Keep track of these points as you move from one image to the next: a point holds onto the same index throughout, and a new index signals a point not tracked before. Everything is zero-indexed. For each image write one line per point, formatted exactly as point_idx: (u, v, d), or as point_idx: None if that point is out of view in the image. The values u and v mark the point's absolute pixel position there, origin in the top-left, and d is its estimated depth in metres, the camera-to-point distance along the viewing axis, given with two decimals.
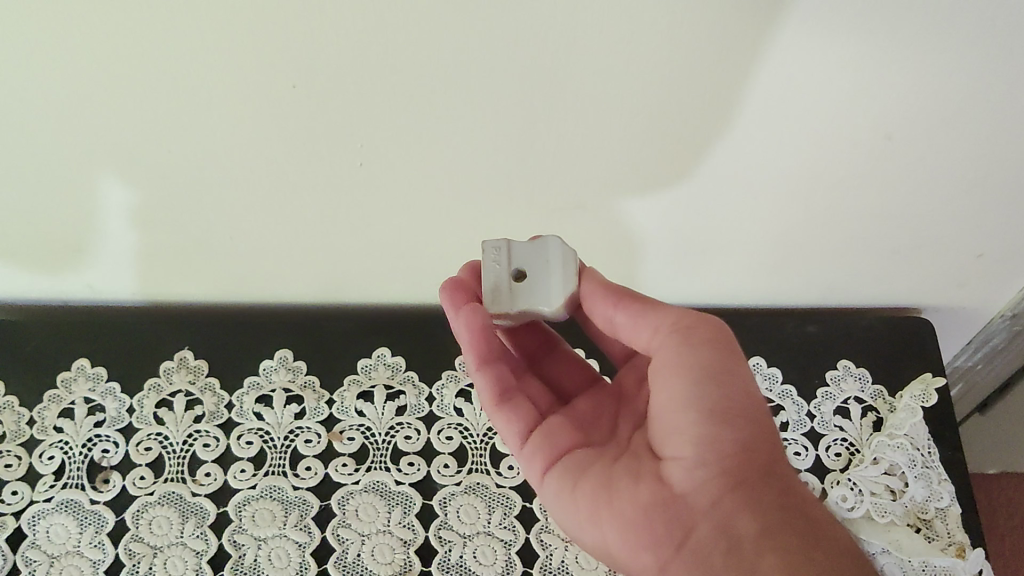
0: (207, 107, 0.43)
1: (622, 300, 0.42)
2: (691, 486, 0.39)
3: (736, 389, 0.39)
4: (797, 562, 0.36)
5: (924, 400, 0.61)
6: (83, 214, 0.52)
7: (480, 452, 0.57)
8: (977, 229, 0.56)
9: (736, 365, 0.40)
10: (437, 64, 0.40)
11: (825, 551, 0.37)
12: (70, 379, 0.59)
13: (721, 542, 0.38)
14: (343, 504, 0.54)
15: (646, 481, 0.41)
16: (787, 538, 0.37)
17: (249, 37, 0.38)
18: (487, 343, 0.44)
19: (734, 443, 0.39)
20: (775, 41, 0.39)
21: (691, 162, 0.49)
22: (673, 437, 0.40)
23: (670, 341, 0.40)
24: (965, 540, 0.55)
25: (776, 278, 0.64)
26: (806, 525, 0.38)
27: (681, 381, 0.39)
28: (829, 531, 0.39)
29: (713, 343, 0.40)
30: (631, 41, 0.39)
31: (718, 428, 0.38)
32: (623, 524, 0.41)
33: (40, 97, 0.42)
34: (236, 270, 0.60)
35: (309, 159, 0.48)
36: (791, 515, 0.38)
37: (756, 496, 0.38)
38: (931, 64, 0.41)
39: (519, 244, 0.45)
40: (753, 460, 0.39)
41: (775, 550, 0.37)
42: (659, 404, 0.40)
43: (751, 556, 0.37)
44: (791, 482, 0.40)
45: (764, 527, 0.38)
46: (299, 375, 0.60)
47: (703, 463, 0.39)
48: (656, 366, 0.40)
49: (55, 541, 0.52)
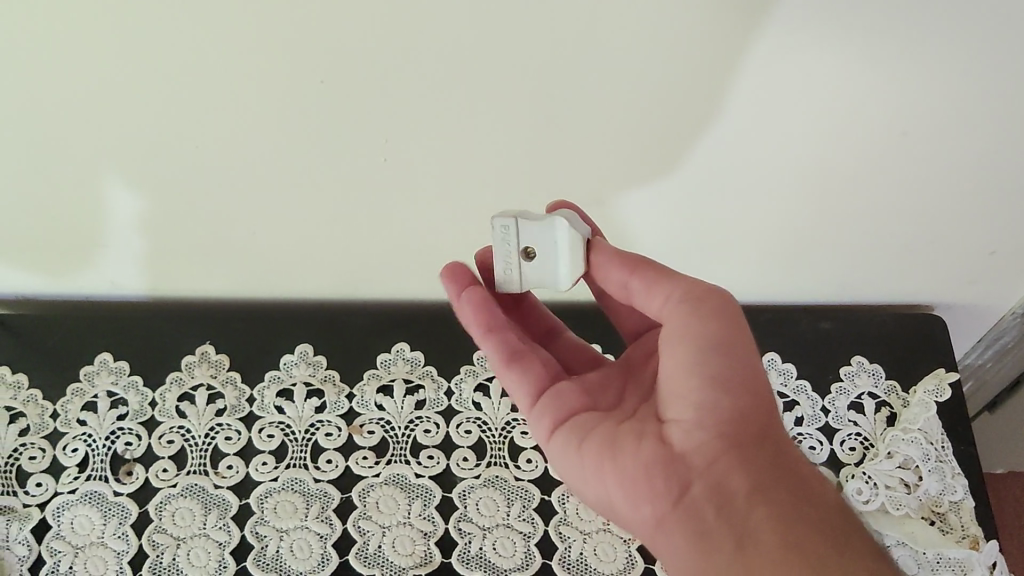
0: (241, 98, 0.44)
1: (639, 270, 0.43)
2: (690, 446, 0.40)
3: (737, 358, 0.41)
4: (787, 521, 0.38)
5: (938, 396, 0.61)
6: (110, 208, 0.53)
7: (499, 446, 0.58)
8: (989, 226, 0.57)
9: (740, 337, 0.41)
10: (468, 52, 0.41)
11: (815, 513, 0.38)
12: (92, 373, 0.59)
13: (715, 498, 0.39)
14: (364, 496, 0.55)
15: (649, 440, 0.42)
16: (778, 497, 0.38)
17: (282, 15, 0.39)
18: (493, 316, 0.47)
19: (733, 408, 0.40)
20: (797, 31, 0.41)
21: (712, 156, 0.50)
22: (677, 399, 0.41)
23: (680, 314, 0.41)
24: (978, 532, 0.56)
25: (790, 276, 0.64)
26: (800, 487, 0.39)
27: (686, 349, 0.41)
28: (822, 494, 0.40)
29: (718, 313, 0.41)
30: (653, 26, 0.40)
31: (718, 392, 0.40)
32: (624, 481, 0.42)
33: (74, 80, 0.42)
34: (257, 265, 0.61)
35: (336, 152, 0.49)
36: (786, 475, 0.39)
37: (754, 455, 0.39)
38: (949, 53, 0.42)
39: (527, 221, 0.44)
40: (752, 423, 0.40)
41: (768, 508, 0.38)
42: (664, 369, 0.42)
43: (741, 512, 0.38)
44: (789, 447, 0.41)
45: (758, 485, 0.39)
46: (319, 369, 0.61)
47: (702, 424, 0.40)
48: (665, 333, 0.42)
49: (79, 531, 0.53)
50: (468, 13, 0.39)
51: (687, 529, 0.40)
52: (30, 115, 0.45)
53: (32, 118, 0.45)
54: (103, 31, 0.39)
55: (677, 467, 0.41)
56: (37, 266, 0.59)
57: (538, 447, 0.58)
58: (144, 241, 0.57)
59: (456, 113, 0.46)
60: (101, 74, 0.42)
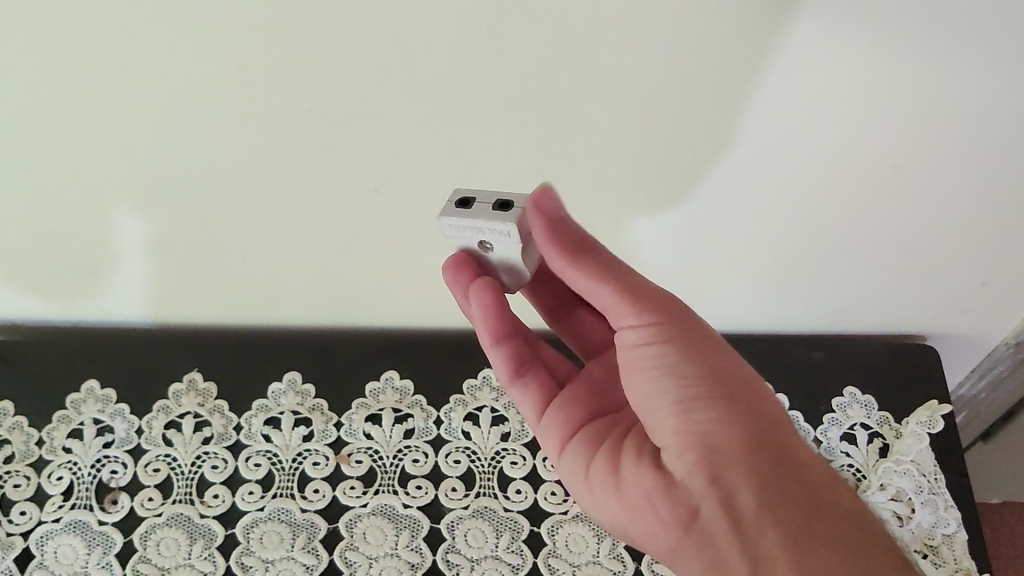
0: (228, 129, 0.44)
1: (578, 255, 0.40)
2: (682, 472, 0.40)
3: (701, 365, 0.40)
4: (801, 540, 0.37)
5: (930, 427, 0.61)
6: (98, 235, 0.53)
7: (488, 476, 0.57)
8: (978, 256, 0.57)
9: (698, 340, 0.41)
10: (454, 83, 0.42)
11: (828, 524, 0.37)
12: (79, 400, 0.59)
13: (721, 519, 0.38)
14: (351, 527, 0.54)
15: (642, 464, 0.43)
16: (785, 509, 0.38)
17: (275, 40, 0.39)
18: (503, 325, 0.46)
19: (707, 423, 0.39)
20: (778, 67, 0.41)
21: (698, 187, 0.50)
22: (659, 427, 0.42)
23: (637, 328, 0.41)
24: (971, 565, 0.55)
25: (781, 305, 0.64)
26: (809, 497, 0.38)
27: (649, 371, 0.41)
28: (834, 502, 0.39)
29: (664, 321, 0.40)
30: (649, 52, 0.40)
31: (688, 408, 0.40)
32: (633, 511, 0.44)
33: (62, 103, 0.42)
34: (246, 292, 0.61)
35: (324, 180, 0.49)
36: (792, 486, 0.38)
37: (748, 471, 0.39)
38: (930, 88, 0.42)
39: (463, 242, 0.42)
40: (737, 436, 0.39)
41: (776, 526, 0.37)
42: (637, 394, 0.42)
43: (751, 532, 0.38)
44: (794, 452, 0.40)
45: (763, 500, 0.38)
46: (307, 398, 0.60)
47: (687, 449, 0.40)
48: (632, 353, 0.42)
49: (63, 561, 0.53)
50: (456, 40, 0.39)
51: (698, 554, 0.39)
52: (24, 145, 0.45)
53: (19, 142, 0.44)
54: (94, 51, 0.39)
55: (675, 492, 0.41)
56: (27, 292, 0.59)
57: (527, 478, 0.57)
58: (132, 267, 0.57)
59: (445, 142, 0.46)
60: (89, 98, 0.42)
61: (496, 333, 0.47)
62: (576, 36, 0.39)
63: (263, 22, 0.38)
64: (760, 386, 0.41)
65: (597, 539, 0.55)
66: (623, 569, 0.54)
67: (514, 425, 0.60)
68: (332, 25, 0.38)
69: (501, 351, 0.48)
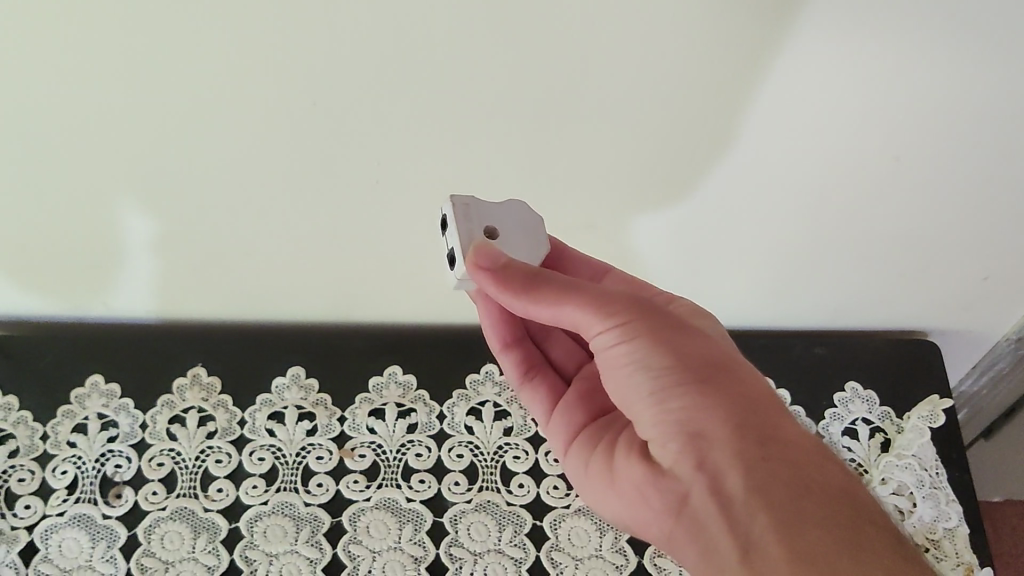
0: (232, 124, 0.44)
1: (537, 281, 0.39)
2: (670, 462, 0.40)
3: (675, 357, 0.40)
4: (792, 522, 0.36)
5: (931, 422, 0.62)
6: (102, 231, 0.53)
7: (491, 470, 0.58)
8: (979, 251, 0.57)
9: (671, 335, 0.40)
10: (457, 78, 0.42)
11: (818, 504, 0.37)
12: (83, 395, 0.59)
13: (710, 504, 0.38)
14: (354, 520, 0.55)
15: (633, 458, 0.43)
16: (774, 490, 0.37)
17: (279, 39, 0.39)
18: (512, 330, 0.51)
19: (686, 410, 0.39)
20: (779, 64, 0.41)
21: (699, 184, 0.50)
22: (643, 420, 0.41)
23: (606, 331, 0.40)
24: (972, 559, 0.56)
25: (783, 301, 0.64)
26: (797, 477, 0.38)
27: (627, 368, 0.41)
28: (821, 480, 0.38)
29: (631, 319, 0.40)
30: (650, 50, 0.40)
31: (668, 400, 0.40)
32: (631, 503, 0.44)
33: (67, 105, 0.42)
34: (250, 288, 0.61)
35: (328, 176, 0.49)
36: (779, 465, 0.38)
37: (733, 452, 0.38)
38: (930, 85, 0.42)
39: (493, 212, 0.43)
40: (719, 420, 0.39)
41: (766, 507, 0.37)
42: (621, 390, 0.42)
43: (743, 514, 0.37)
44: (782, 432, 0.39)
45: (750, 481, 0.37)
46: (311, 393, 0.61)
47: (672, 439, 0.40)
48: (607, 354, 0.41)
49: (67, 555, 0.53)
50: (458, 37, 0.39)
51: (694, 542, 0.39)
52: (28, 142, 0.45)
53: (23, 140, 0.44)
54: (95, 54, 0.39)
55: (666, 483, 0.40)
56: (30, 288, 0.59)
57: (529, 473, 0.58)
58: (135, 262, 0.56)
59: (448, 137, 0.46)
60: (95, 96, 0.42)
61: (504, 339, 0.51)
62: (577, 34, 0.39)
63: (267, 23, 0.38)
64: (746, 371, 0.42)
65: (599, 533, 0.56)
66: (626, 562, 0.55)
67: (517, 419, 0.60)
68: (333, 27, 0.38)
69: (508, 356, 0.52)
